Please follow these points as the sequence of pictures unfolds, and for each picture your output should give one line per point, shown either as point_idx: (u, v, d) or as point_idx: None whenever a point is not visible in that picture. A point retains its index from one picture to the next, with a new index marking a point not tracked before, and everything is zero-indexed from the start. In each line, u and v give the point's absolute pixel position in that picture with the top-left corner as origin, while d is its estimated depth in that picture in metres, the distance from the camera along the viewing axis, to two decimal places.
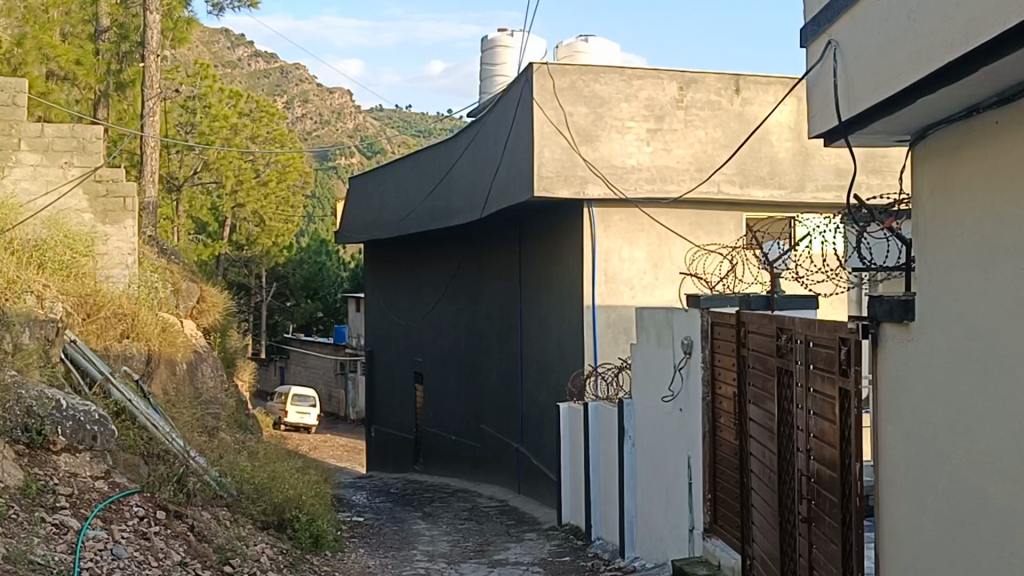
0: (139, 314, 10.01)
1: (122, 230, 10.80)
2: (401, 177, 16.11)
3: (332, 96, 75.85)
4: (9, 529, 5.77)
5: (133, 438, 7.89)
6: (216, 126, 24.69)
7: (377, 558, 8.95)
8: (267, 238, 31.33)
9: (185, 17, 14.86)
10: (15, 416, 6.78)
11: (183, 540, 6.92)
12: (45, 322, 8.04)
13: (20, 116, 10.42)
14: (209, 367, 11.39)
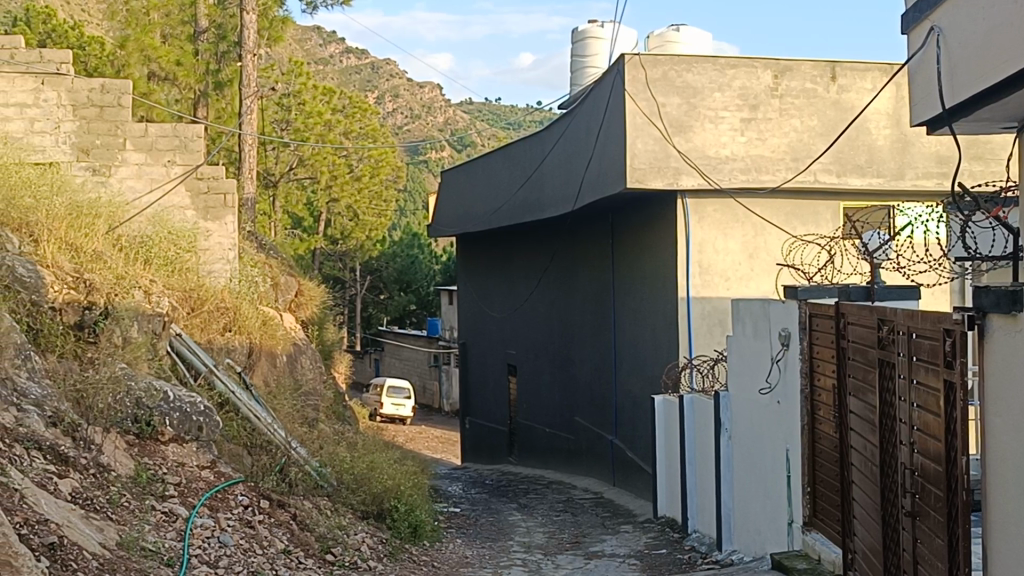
0: (242, 308, 10.23)
1: (223, 226, 11.05)
2: (492, 170, 16.20)
3: (422, 91, 76.39)
4: (121, 516, 6.02)
5: (237, 429, 8.09)
6: (310, 122, 25.26)
7: (474, 549, 9.03)
8: (360, 232, 31.76)
9: (280, 16, 15.18)
10: (125, 407, 7.03)
11: (287, 528, 7.08)
12: (153, 317, 8.23)
13: (125, 116, 10.72)
14: (307, 359, 11.58)
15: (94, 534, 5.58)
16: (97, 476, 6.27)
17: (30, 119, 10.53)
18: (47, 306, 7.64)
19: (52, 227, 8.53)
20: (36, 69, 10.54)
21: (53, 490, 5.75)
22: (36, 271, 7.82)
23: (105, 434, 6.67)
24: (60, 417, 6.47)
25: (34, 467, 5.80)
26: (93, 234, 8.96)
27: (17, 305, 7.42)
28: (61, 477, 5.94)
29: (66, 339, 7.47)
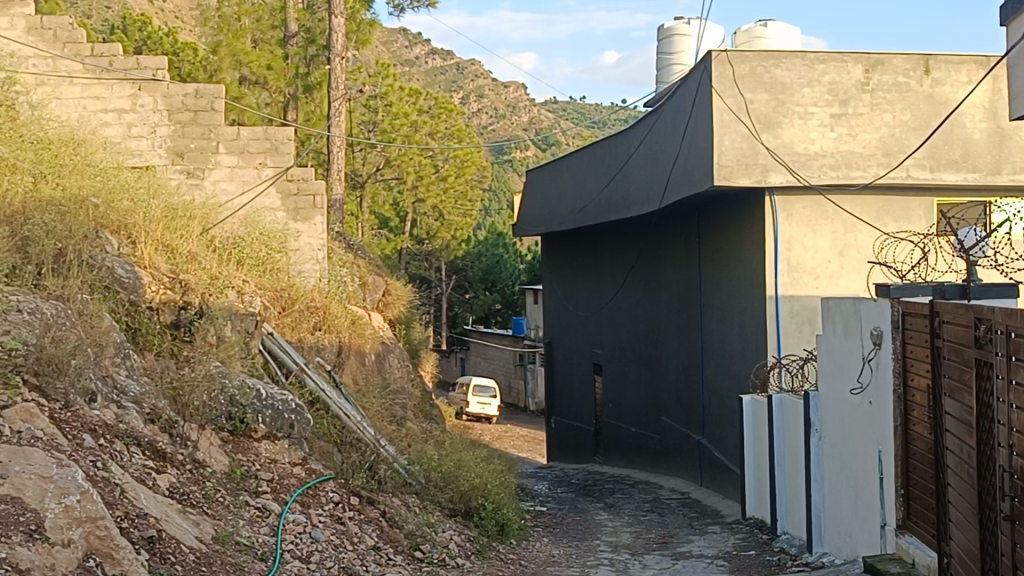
0: (331, 308, 10.40)
1: (313, 227, 11.21)
2: (578, 169, 16.19)
3: (507, 90, 76.62)
4: (216, 511, 6.17)
5: (328, 427, 8.23)
6: (397, 123, 25.57)
7: (562, 547, 9.05)
8: (447, 232, 31.99)
9: (367, 19, 15.36)
10: (219, 404, 7.20)
11: (376, 525, 7.18)
12: (246, 316, 8.43)
13: (217, 120, 10.99)
14: (395, 358, 11.70)
15: (190, 528, 5.74)
16: (194, 472, 6.44)
17: (128, 125, 10.88)
18: (145, 305, 7.84)
19: (150, 229, 8.72)
20: (133, 75, 10.93)
21: (151, 485, 5.94)
22: (134, 272, 8.02)
23: (200, 431, 6.84)
24: (158, 413, 6.67)
25: (133, 462, 6.00)
26: (188, 235, 9.16)
27: (116, 305, 7.64)
28: (159, 472, 6.13)
29: (163, 338, 7.68)
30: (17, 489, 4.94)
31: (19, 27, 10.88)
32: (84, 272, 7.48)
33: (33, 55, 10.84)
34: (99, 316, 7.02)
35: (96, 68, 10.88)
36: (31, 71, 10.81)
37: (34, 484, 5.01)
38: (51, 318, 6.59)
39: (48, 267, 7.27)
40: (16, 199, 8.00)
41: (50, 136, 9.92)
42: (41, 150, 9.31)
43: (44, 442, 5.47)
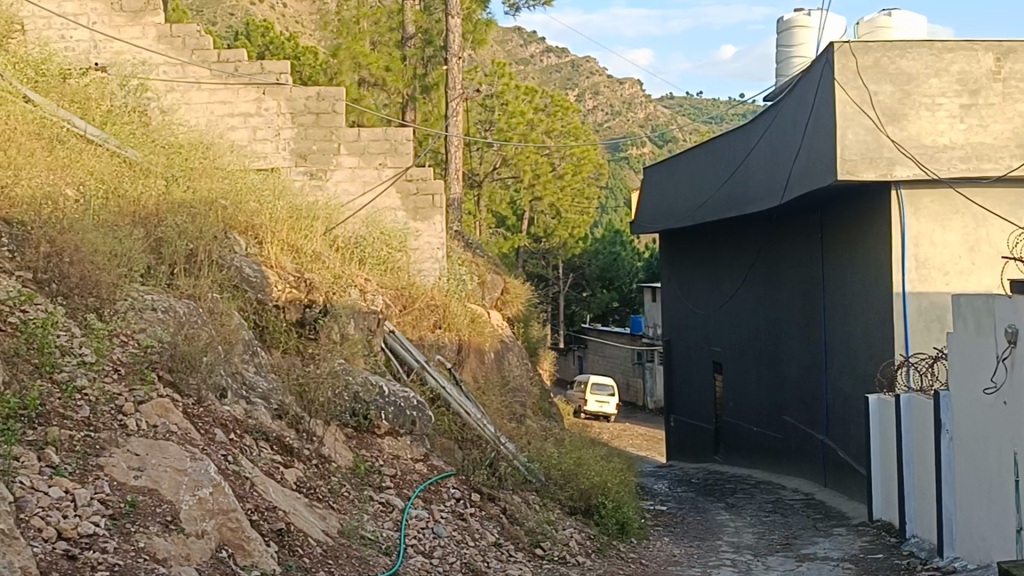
0: (450, 306, 10.52)
1: (432, 226, 11.33)
2: (696, 166, 16.02)
3: (623, 87, 76.25)
4: (342, 505, 6.30)
5: (449, 423, 8.33)
6: (514, 122, 25.71)
7: (683, 547, 8.98)
8: (564, 230, 32.03)
9: (483, 19, 15.51)
10: (344, 401, 7.35)
11: (497, 522, 7.23)
12: (368, 315, 8.60)
13: (339, 122, 11.18)
14: (514, 356, 11.76)
15: (317, 521, 5.88)
16: (320, 466, 6.59)
17: (253, 128, 11.20)
18: (271, 303, 8.04)
19: (275, 229, 8.93)
20: (258, 79, 11.21)
21: (280, 479, 6.10)
22: (261, 272, 8.23)
23: (325, 426, 6.99)
24: (286, 409, 6.85)
25: (262, 457, 6.18)
26: (312, 235, 9.35)
27: (245, 303, 7.85)
28: (287, 467, 6.29)
29: (289, 336, 7.86)
30: (154, 482, 5.13)
31: (151, 35, 11.31)
32: (214, 271, 7.70)
33: (164, 62, 11.27)
34: (228, 314, 7.24)
35: (222, 73, 11.21)
36: (161, 78, 11.24)
37: (169, 477, 5.20)
38: (184, 317, 6.84)
39: (180, 267, 7.51)
40: (148, 201, 8.13)
41: (181, 140, 10.26)
42: (172, 155, 9.65)
43: (179, 436, 5.67)
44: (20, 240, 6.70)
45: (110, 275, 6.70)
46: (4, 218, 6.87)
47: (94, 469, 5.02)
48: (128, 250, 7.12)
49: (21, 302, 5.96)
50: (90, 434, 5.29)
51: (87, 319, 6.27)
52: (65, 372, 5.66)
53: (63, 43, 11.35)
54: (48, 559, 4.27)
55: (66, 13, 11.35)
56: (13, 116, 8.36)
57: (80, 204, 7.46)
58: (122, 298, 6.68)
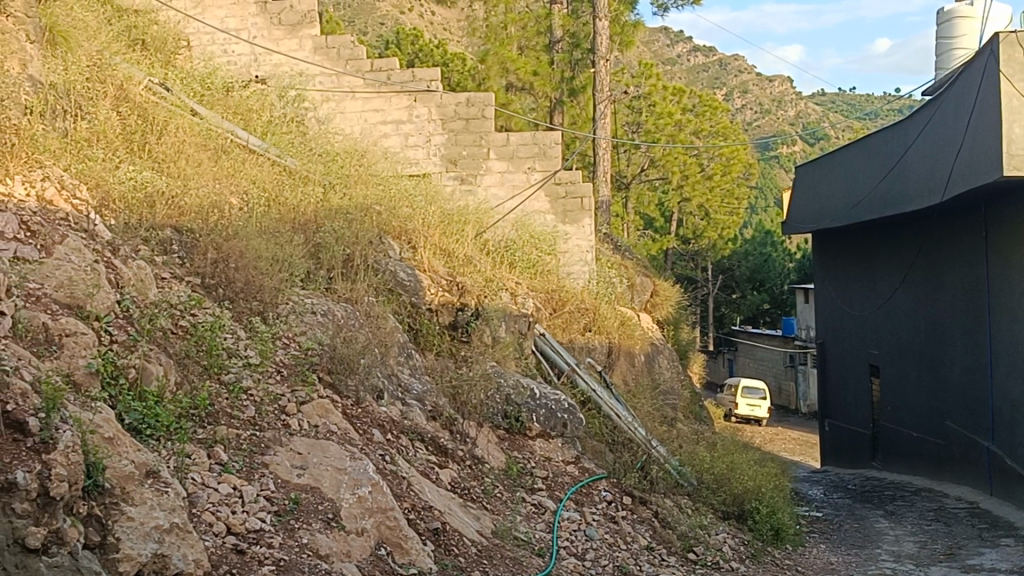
0: (600, 309, 10.55)
1: (581, 228, 11.37)
2: (850, 164, 15.63)
3: (772, 85, 74.89)
4: (495, 506, 6.40)
5: (599, 427, 8.37)
6: (661, 123, 25.57)
7: (839, 555, 8.77)
8: (713, 232, 31.77)
9: (631, 20, 15.47)
10: (496, 402, 7.49)
11: (649, 525, 7.20)
12: (519, 318, 8.72)
13: (488, 127, 11.31)
14: (665, 359, 11.69)
15: (471, 521, 5.99)
16: (473, 467, 6.72)
17: (405, 135, 11.44)
18: (425, 307, 8.22)
19: (428, 234, 9.11)
20: (410, 87, 11.45)
21: (435, 478, 6.24)
22: (415, 275, 8.41)
23: (478, 428, 7.14)
24: (439, 411, 7.00)
25: (418, 456, 6.33)
26: (463, 239, 9.51)
27: (400, 307, 8.05)
28: (442, 467, 6.43)
29: (442, 339, 8.05)
30: (315, 480, 5.31)
31: (307, 47, 11.70)
32: (370, 275, 7.93)
33: (320, 73, 11.64)
34: (383, 318, 7.46)
35: (376, 82, 11.49)
36: (318, 88, 11.61)
37: (330, 475, 5.39)
38: (342, 320, 7.08)
39: (338, 272, 7.76)
40: (307, 208, 8.40)
41: (336, 149, 10.59)
42: (329, 163, 9.97)
43: (339, 436, 5.86)
44: (188, 247, 6.92)
45: (273, 280, 6.97)
46: (174, 225, 7.08)
47: (260, 466, 5.22)
48: (289, 256, 7.39)
49: (190, 306, 6.22)
50: (255, 433, 5.50)
51: (252, 322, 6.52)
52: (232, 373, 5.90)
53: (226, 57, 11.88)
54: (219, 552, 4.47)
55: (229, 28, 11.89)
56: (182, 129, 8.72)
57: (243, 212, 7.76)
58: (284, 302, 6.95)
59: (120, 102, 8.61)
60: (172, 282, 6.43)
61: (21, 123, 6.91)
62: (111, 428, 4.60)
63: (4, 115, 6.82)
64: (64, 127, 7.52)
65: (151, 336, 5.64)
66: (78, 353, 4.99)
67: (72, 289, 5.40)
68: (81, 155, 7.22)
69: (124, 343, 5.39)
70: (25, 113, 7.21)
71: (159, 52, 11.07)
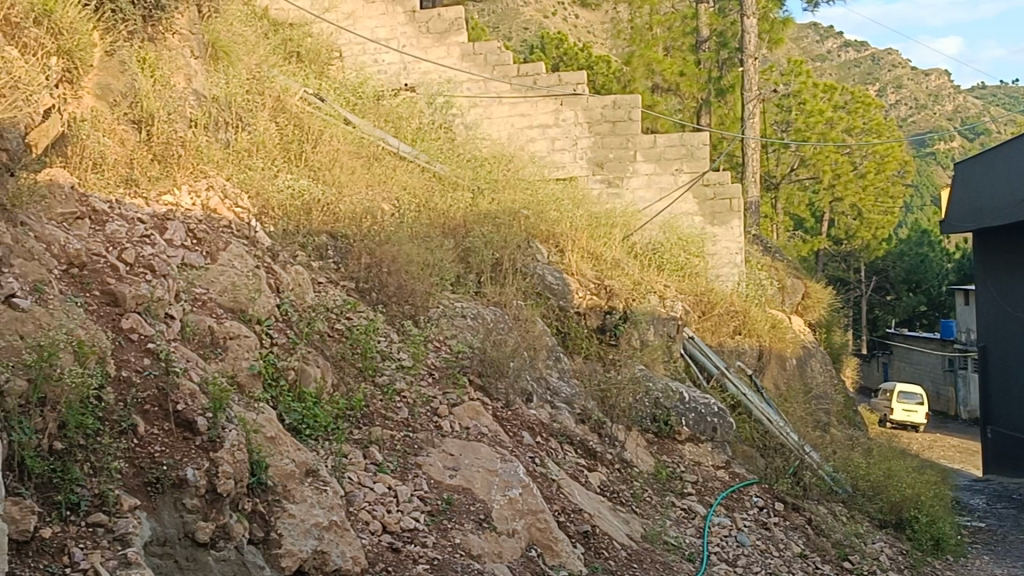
0: (751, 312, 10.41)
1: (730, 230, 11.22)
2: (1015, 160, 14.98)
3: (929, 80, 72.37)
4: (644, 510, 6.39)
5: (750, 431, 8.24)
6: (811, 121, 24.99)
7: (1005, 567, 8.43)
8: (867, 232, 30.91)
9: (780, 18, 15.21)
10: (645, 407, 7.48)
11: (802, 532, 7.06)
12: (667, 321, 8.70)
13: (635, 129, 11.28)
14: (818, 362, 11.43)
15: (622, 525, 5.99)
16: (622, 471, 6.73)
17: (552, 138, 11.51)
18: (573, 310, 8.27)
19: (576, 237, 9.13)
20: (556, 91, 11.50)
21: (584, 482, 6.26)
22: (563, 279, 8.45)
23: (627, 432, 7.15)
24: (588, 414, 7.03)
25: (568, 459, 6.37)
26: (610, 242, 9.53)
27: (548, 310, 8.11)
28: (591, 470, 6.45)
29: (591, 343, 8.09)
30: (467, 481, 5.40)
31: (455, 54, 11.89)
32: (518, 280, 8.03)
33: (467, 79, 11.82)
34: (532, 321, 7.54)
35: (522, 87, 11.60)
36: (466, 94, 11.80)
37: (481, 476, 5.47)
38: (491, 323, 7.18)
39: (487, 275, 7.88)
40: (457, 212, 8.54)
41: (484, 154, 10.76)
42: (477, 168, 10.11)
43: (489, 438, 5.94)
44: (342, 252, 7.12)
45: (424, 284, 7.12)
46: (329, 232, 7.29)
47: (413, 467, 5.34)
48: (439, 260, 7.52)
49: (346, 310, 6.41)
50: (409, 434, 5.63)
51: (404, 326, 6.67)
52: (385, 375, 6.06)
53: (377, 66, 12.16)
54: (375, 551, 4.59)
55: (380, 38, 12.17)
56: (336, 137, 8.98)
57: (395, 218, 7.94)
58: (434, 305, 7.09)
59: (277, 113, 8.90)
60: (328, 286, 6.62)
61: (186, 135, 7.20)
62: (273, 428, 4.77)
63: (171, 128, 7.11)
64: (226, 138, 7.81)
65: (309, 339, 5.85)
66: (241, 355, 5.20)
67: (235, 294, 5.64)
68: (242, 165, 7.49)
69: (283, 346, 5.60)
70: (190, 125, 7.49)
71: (313, 63, 11.41)
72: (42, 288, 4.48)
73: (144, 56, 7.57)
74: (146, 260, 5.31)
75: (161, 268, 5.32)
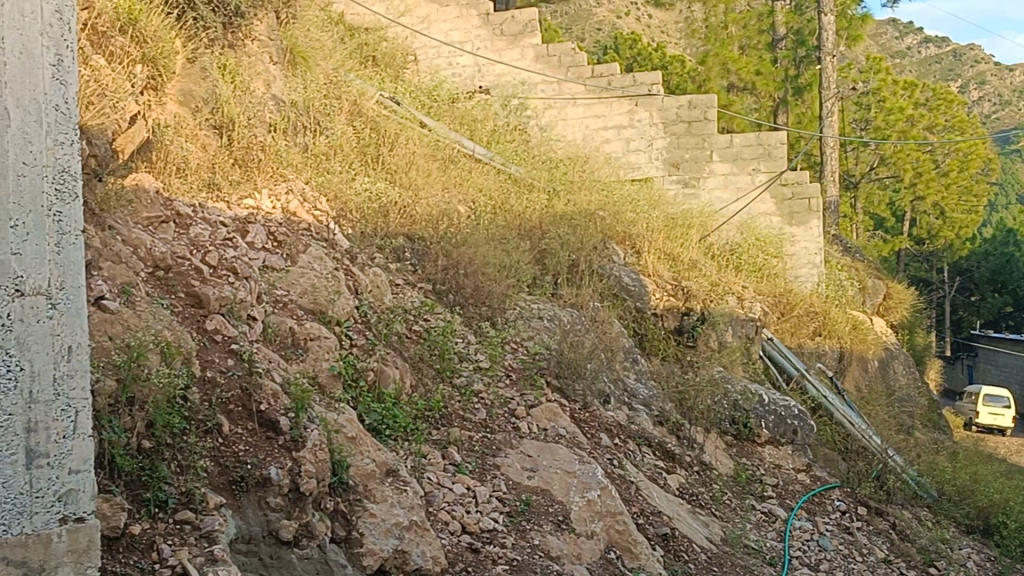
0: (831, 313, 10.27)
1: (809, 230, 11.06)
2: None
3: (1013, 76, 70.66)
4: (724, 513, 6.34)
5: (831, 435, 8.13)
6: (892, 119, 24.49)
7: None
8: (949, 231, 30.23)
9: (858, 14, 14.97)
10: (724, 408, 7.42)
11: (886, 537, 6.93)
12: (746, 322, 8.61)
13: (711, 129, 11.20)
14: (901, 363, 11.20)
15: (701, 528, 5.94)
16: (701, 473, 6.68)
17: (627, 139, 11.47)
18: (650, 312, 8.24)
19: (652, 238, 9.08)
20: (631, 92, 11.45)
21: (663, 484, 6.22)
22: (640, 280, 8.39)
23: (706, 434, 7.09)
24: (666, 416, 6.99)
25: (646, 461, 6.33)
26: (687, 243, 9.47)
27: (625, 312, 8.08)
28: (670, 472, 6.41)
29: (668, 345, 8.06)
30: (546, 482, 5.40)
31: (529, 56, 11.90)
32: (595, 281, 8.02)
33: (542, 81, 11.81)
34: (609, 323, 7.52)
35: (597, 88, 11.58)
36: (540, 96, 11.80)
37: (560, 478, 5.46)
38: (568, 325, 7.17)
39: (563, 277, 7.89)
40: (533, 214, 8.55)
41: (559, 156, 10.78)
42: (552, 169, 10.12)
43: (567, 439, 5.93)
44: (419, 254, 7.17)
45: (501, 286, 7.13)
46: (407, 234, 7.35)
47: (492, 468, 5.36)
48: (516, 261, 7.54)
49: (423, 311, 6.45)
50: (487, 435, 5.64)
51: (482, 327, 6.70)
52: (463, 376, 6.08)
53: (451, 69, 12.23)
54: (455, 551, 4.61)
55: (454, 41, 12.23)
56: (412, 140, 9.05)
57: (471, 220, 7.97)
58: (511, 307, 7.10)
59: (354, 117, 8.98)
60: (406, 288, 6.67)
61: (266, 139, 7.30)
62: (354, 428, 4.82)
63: (251, 133, 7.22)
64: (304, 141, 7.91)
65: (387, 340, 5.89)
66: (322, 357, 5.26)
67: (316, 296, 5.71)
68: (321, 168, 7.60)
69: (362, 347, 5.65)
70: (269, 129, 7.61)
71: (388, 66, 11.52)
72: (130, 289, 4.57)
73: (225, 62, 7.69)
74: (229, 262, 5.41)
75: (243, 270, 5.41)
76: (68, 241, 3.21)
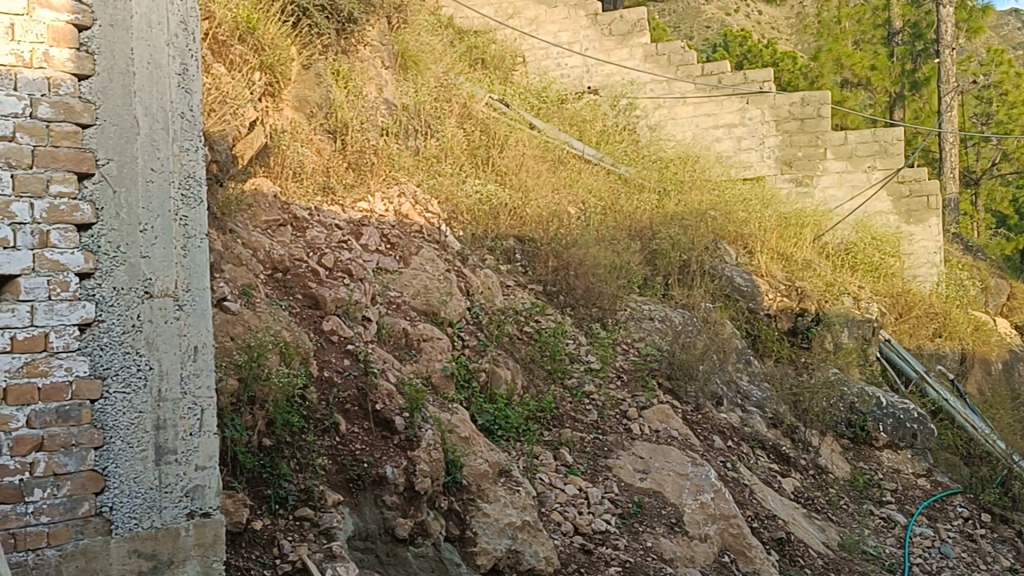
0: (952, 314, 10.01)
1: (927, 229, 10.74)
2: None
3: None
4: (841, 518, 6.22)
5: (952, 440, 7.92)
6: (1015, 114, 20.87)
7: None
8: None
9: (978, 5, 14.54)
10: (840, 411, 7.30)
11: (1012, 545, 6.70)
12: (863, 323, 8.44)
13: (824, 126, 11.00)
14: None
15: (817, 533, 5.84)
16: (817, 477, 6.56)
17: (738, 138, 11.33)
18: (764, 313, 8.12)
19: (765, 238, 8.96)
20: (741, 90, 11.31)
21: (778, 488, 6.14)
22: (752, 280, 8.28)
23: (822, 437, 6.98)
24: (780, 419, 6.90)
25: (760, 464, 6.25)
26: (801, 243, 9.32)
27: (738, 313, 7.99)
28: (784, 476, 6.32)
29: (782, 347, 7.93)
30: (658, 484, 5.36)
31: (638, 56, 11.87)
32: (706, 282, 7.97)
33: (651, 80, 11.76)
34: (721, 323, 7.44)
35: (707, 86, 11.45)
36: (649, 96, 11.74)
37: (673, 480, 5.41)
38: (679, 326, 7.12)
39: (674, 278, 7.86)
40: (643, 215, 8.50)
41: (669, 155, 10.74)
42: (663, 169, 10.06)
43: (680, 441, 5.88)
44: (530, 255, 7.22)
45: (612, 287, 7.12)
46: (517, 235, 7.40)
47: (604, 469, 5.35)
48: (626, 263, 7.53)
49: (534, 313, 6.47)
50: (599, 437, 5.64)
51: (593, 328, 6.70)
52: (574, 378, 6.10)
53: (560, 70, 12.25)
54: (568, 552, 4.63)
55: (563, 42, 12.27)
56: (522, 141, 9.10)
57: (582, 221, 7.97)
58: (622, 308, 7.08)
59: (464, 119, 9.05)
60: (517, 289, 6.71)
61: (378, 143, 7.42)
62: (467, 428, 4.87)
63: (364, 136, 7.35)
64: (415, 145, 8.01)
65: (499, 341, 5.93)
66: (435, 357, 5.32)
67: (428, 297, 5.78)
68: (432, 171, 7.69)
69: (475, 348, 5.71)
70: (382, 133, 7.75)
71: (498, 69, 11.60)
72: (251, 291, 4.70)
73: (339, 68, 7.85)
74: (344, 264, 5.52)
75: (358, 272, 5.52)
76: (192, 244, 3.33)
